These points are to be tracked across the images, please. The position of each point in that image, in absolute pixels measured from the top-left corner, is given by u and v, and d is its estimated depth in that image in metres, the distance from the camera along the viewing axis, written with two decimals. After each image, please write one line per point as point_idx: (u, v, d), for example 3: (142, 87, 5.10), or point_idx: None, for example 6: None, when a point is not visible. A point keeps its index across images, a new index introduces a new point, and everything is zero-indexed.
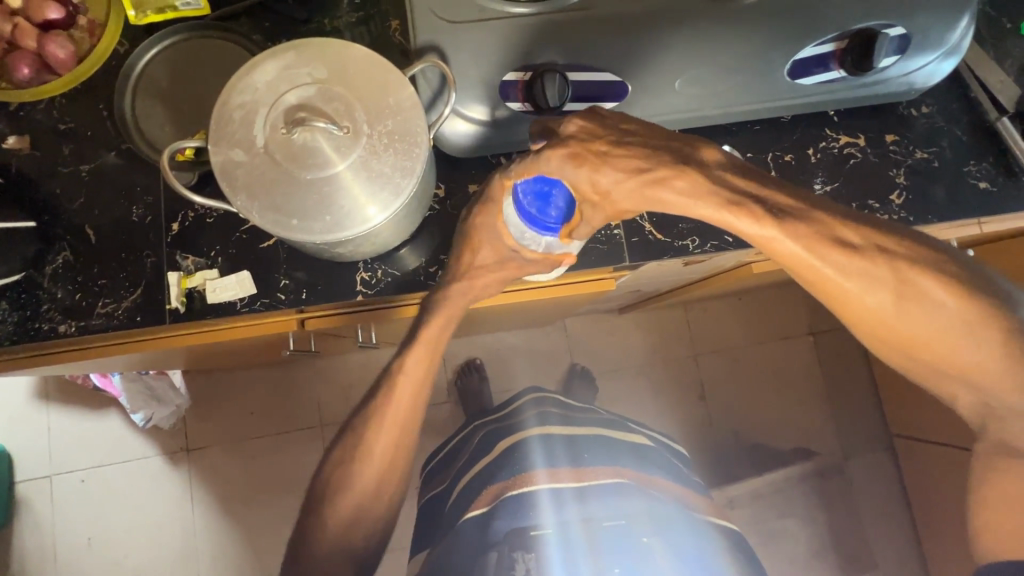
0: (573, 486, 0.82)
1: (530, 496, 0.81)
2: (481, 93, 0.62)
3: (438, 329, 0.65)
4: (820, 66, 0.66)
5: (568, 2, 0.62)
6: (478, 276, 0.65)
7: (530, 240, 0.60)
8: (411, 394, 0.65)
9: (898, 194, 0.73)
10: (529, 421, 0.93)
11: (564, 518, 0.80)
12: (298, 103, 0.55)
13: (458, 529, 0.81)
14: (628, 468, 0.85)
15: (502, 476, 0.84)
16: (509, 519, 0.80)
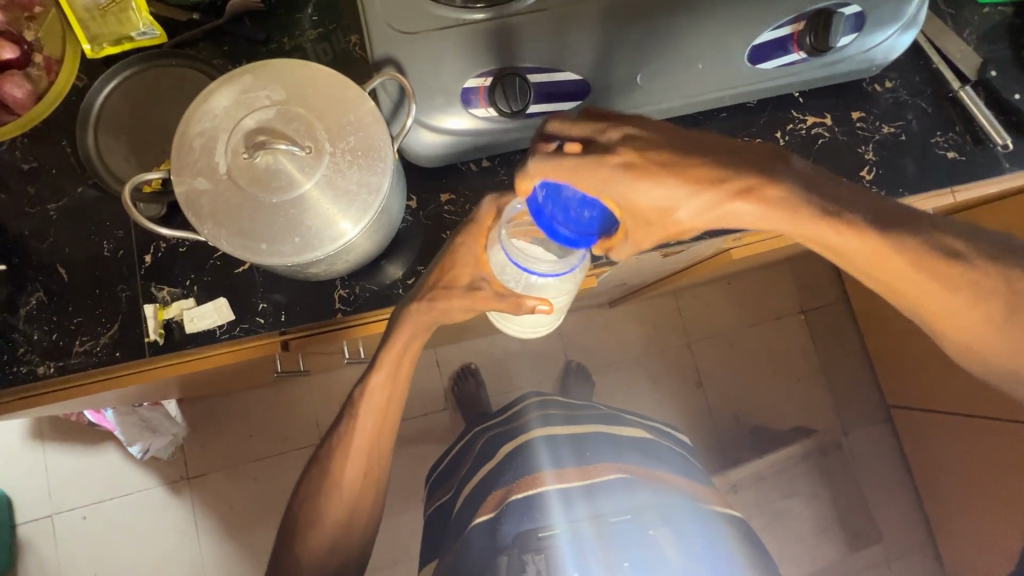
0: (579, 484, 0.82)
1: (541, 498, 0.81)
2: (443, 102, 0.62)
3: (406, 339, 0.65)
4: (779, 50, 0.67)
5: (523, 4, 0.62)
6: (442, 297, 0.63)
7: (509, 276, 0.59)
8: (382, 406, 0.68)
9: (868, 170, 0.73)
10: (532, 423, 0.92)
11: (572, 517, 0.80)
12: (258, 127, 0.54)
13: (465, 536, 0.81)
14: (628, 462, 0.85)
15: (507, 479, 0.84)
16: (517, 522, 0.79)
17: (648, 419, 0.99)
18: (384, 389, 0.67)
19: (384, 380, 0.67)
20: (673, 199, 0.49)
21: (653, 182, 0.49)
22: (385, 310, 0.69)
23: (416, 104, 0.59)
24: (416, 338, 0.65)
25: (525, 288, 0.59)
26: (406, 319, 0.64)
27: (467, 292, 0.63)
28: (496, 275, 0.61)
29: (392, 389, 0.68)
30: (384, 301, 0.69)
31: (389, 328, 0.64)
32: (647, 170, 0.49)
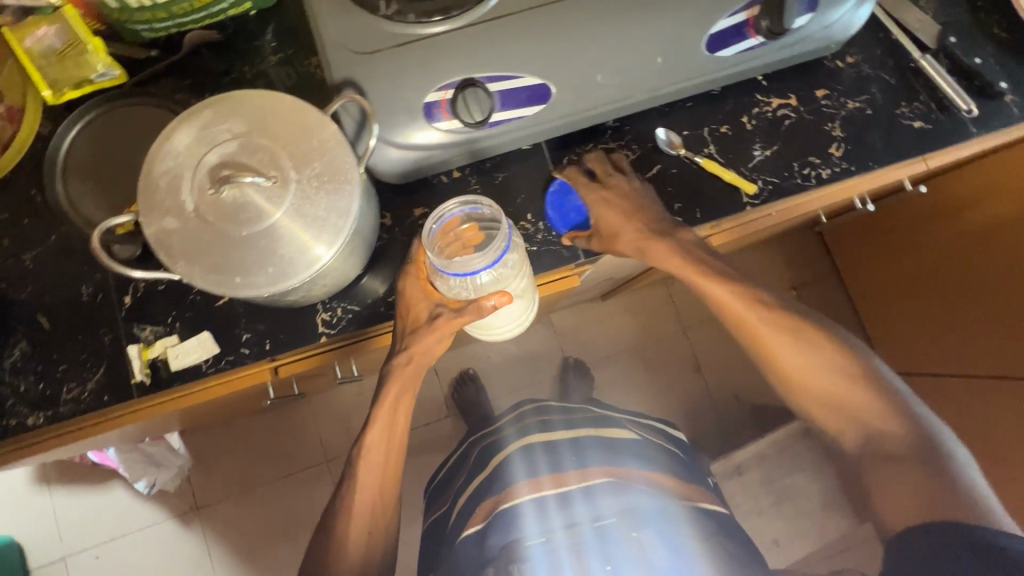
0: (552, 492, 0.84)
1: (516, 511, 0.83)
2: (406, 118, 0.61)
3: (399, 389, 0.70)
4: (737, 36, 0.66)
5: (477, 15, 0.62)
6: (414, 344, 0.67)
7: (459, 288, 0.62)
8: (382, 461, 0.73)
9: (837, 147, 0.74)
10: (510, 436, 0.94)
11: (547, 527, 0.81)
12: (221, 161, 0.55)
13: (456, 547, 0.84)
14: (596, 468, 0.85)
15: (494, 490, 0.86)
16: (502, 534, 0.81)
17: (632, 417, 0.99)
18: (379, 448, 0.73)
19: (386, 422, 0.72)
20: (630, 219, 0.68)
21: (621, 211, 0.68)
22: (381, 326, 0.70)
23: (377, 127, 0.59)
24: (407, 388, 0.70)
25: (479, 290, 0.62)
26: (396, 372, 0.69)
27: (431, 324, 0.66)
28: (448, 293, 0.64)
29: (392, 436, 0.73)
30: (368, 320, 0.70)
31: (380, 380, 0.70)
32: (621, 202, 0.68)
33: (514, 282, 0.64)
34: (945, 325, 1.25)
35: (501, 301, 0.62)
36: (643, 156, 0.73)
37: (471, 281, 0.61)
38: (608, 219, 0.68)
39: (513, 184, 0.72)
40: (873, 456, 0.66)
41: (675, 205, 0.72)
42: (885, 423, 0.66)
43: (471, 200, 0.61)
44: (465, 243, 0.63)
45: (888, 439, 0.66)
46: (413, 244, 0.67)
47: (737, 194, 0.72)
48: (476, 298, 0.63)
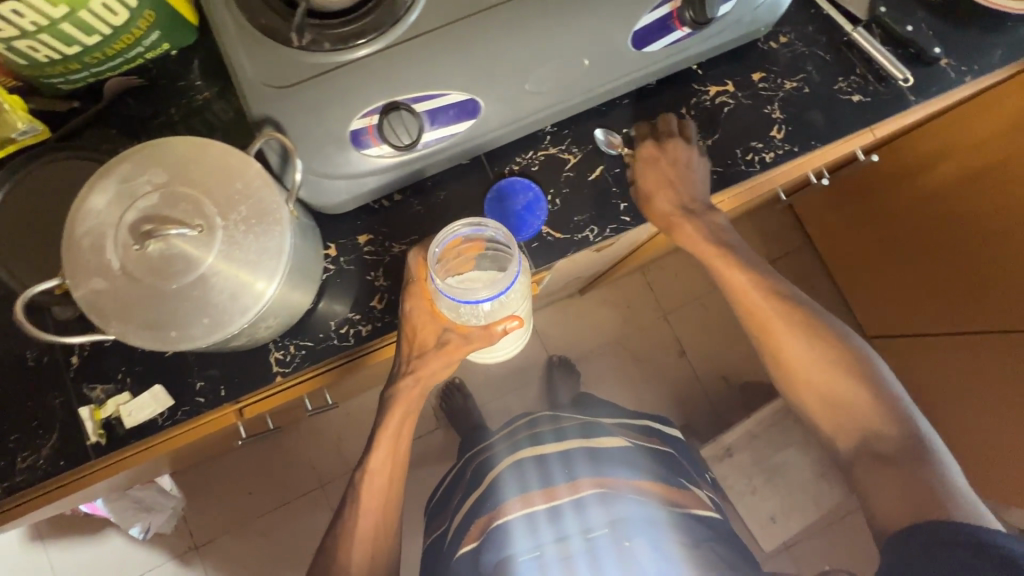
0: (542, 506, 0.84)
1: (508, 527, 0.83)
2: (333, 148, 0.61)
3: (398, 422, 0.71)
4: (663, 29, 0.65)
5: (395, 34, 0.60)
6: (421, 366, 0.68)
7: (468, 315, 0.63)
8: (383, 484, 0.72)
9: (778, 129, 0.73)
10: (500, 454, 0.95)
11: (537, 541, 0.82)
12: (143, 216, 0.53)
13: (453, 567, 0.84)
14: (584, 480, 0.84)
15: (487, 507, 0.86)
16: (495, 550, 0.81)
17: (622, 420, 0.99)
18: (385, 468, 0.72)
19: (392, 439, 0.72)
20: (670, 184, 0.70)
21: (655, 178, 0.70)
22: (378, 340, 0.71)
23: (300, 160, 0.58)
24: (411, 411, 0.71)
25: (489, 316, 0.63)
26: (399, 392, 0.70)
27: (439, 348, 0.67)
28: (455, 318, 0.64)
29: (394, 463, 0.73)
30: (323, 354, 0.69)
31: (385, 402, 0.70)
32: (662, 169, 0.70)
33: (520, 298, 0.65)
34: (929, 288, 1.23)
35: (510, 326, 0.65)
36: (584, 158, 0.73)
37: (487, 310, 0.61)
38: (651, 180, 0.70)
39: (455, 201, 0.72)
40: (866, 456, 0.67)
41: (621, 205, 0.72)
42: (882, 423, 0.67)
43: (476, 226, 0.61)
44: (466, 258, 0.64)
45: (882, 440, 0.67)
46: (410, 258, 0.67)
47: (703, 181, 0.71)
48: (485, 323, 0.64)
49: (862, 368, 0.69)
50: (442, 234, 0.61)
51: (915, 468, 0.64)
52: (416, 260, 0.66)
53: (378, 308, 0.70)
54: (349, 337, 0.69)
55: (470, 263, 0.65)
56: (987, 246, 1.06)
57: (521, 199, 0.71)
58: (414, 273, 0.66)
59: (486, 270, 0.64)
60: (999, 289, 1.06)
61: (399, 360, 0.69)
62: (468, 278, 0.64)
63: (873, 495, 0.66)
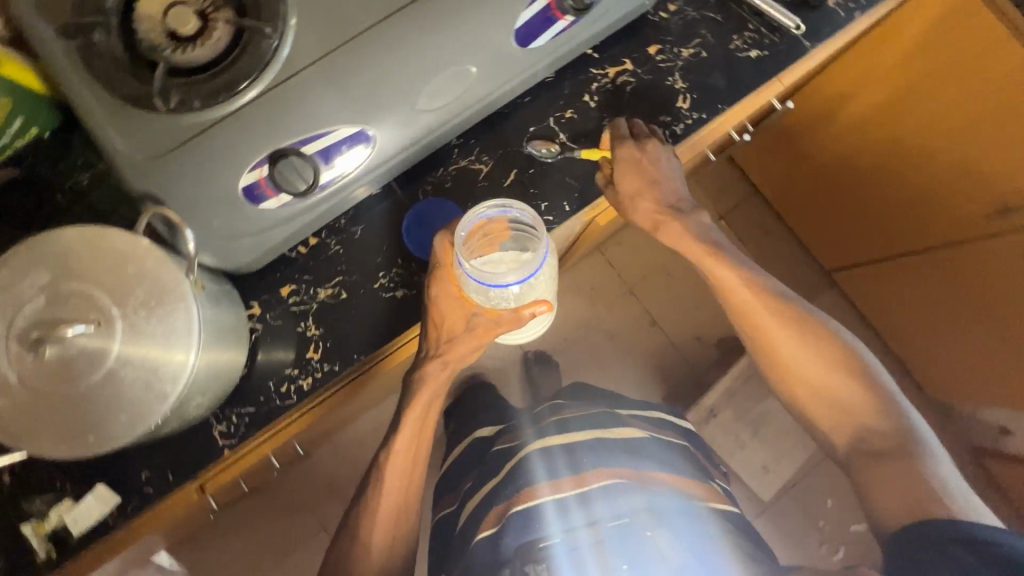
0: (574, 492, 0.73)
1: (536, 512, 0.72)
2: (228, 208, 0.59)
3: (423, 407, 0.70)
4: (545, 23, 0.64)
5: (266, 78, 0.57)
6: (451, 349, 0.67)
7: (497, 299, 0.62)
8: (407, 469, 0.71)
9: (683, 99, 0.73)
10: (528, 438, 0.84)
11: (570, 525, 0.71)
12: (33, 322, 0.50)
13: (471, 551, 0.73)
14: (616, 464, 0.75)
15: (504, 494, 0.75)
16: (517, 534, 0.70)
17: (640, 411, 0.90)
18: (410, 450, 0.71)
19: (406, 448, 0.70)
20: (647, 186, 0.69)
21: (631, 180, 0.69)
22: (401, 336, 0.69)
23: (190, 233, 0.55)
24: (437, 393, 0.70)
25: (519, 299, 0.63)
26: (426, 376, 0.69)
27: (468, 330, 0.67)
28: (485, 302, 0.63)
29: (417, 448, 0.72)
30: (268, 418, 0.66)
31: (413, 385, 0.69)
32: (637, 169, 0.68)
33: (546, 280, 0.65)
34: (884, 213, 1.19)
35: (539, 310, 0.64)
36: (497, 165, 0.71)
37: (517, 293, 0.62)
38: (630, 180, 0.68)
39: (375, 233, 0.70)
40: (861, 453, 0.69)
41: (542, 205, 0.71)
42: (875, 419, 0.69)
43: (504, 205, 0.60)
44: (493, 241, 0.64)
45: (878, 433, 0.68)
46: (436, 241, 0.64)
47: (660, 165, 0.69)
48: (514, 307, 0.64)
49: (855, 368, 0.71)
50: (470, 216, 0.60)
51: (910, 463, 0.65)
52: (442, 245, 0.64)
53: (315, 359, 0.67)
54: (290, 394, 0.67)
55: (495, 247, 0.64)
56: (934, 158, 1.02)
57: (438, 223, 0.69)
58: (441, 257, 0.63)
59: (509, 252, 0.63)
60: (958, 194, 1.03)
61: (427, 340, 0.68)
62: (491, 261, 0.63)
63: (873, 492, 0.66)
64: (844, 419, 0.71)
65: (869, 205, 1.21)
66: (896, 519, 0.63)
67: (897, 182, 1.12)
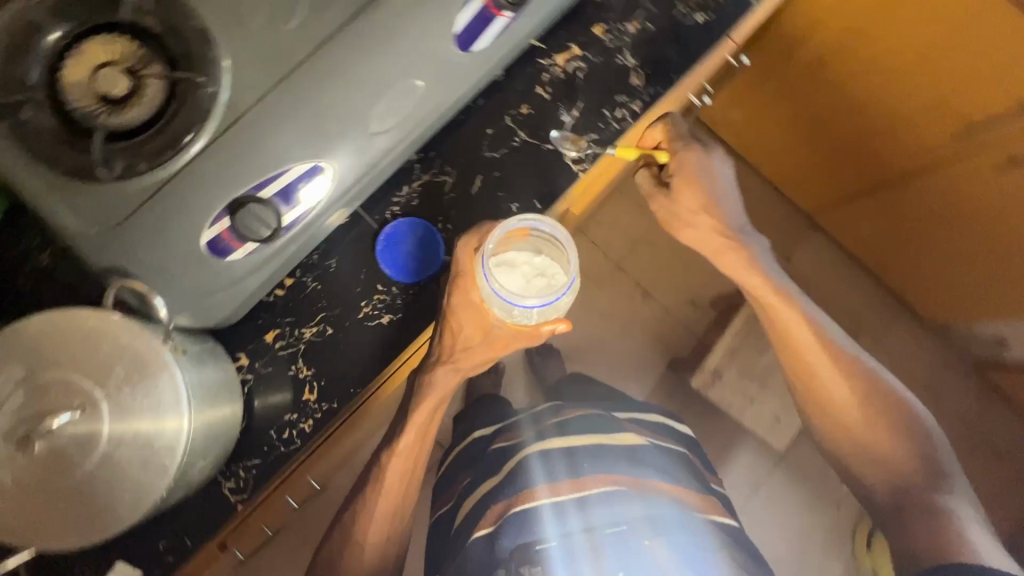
0: (573, 496, 0.72)
1: (534, 515, 0.70)
2: (195, 268, 0.57)
3: (427, 411, 0.71)
4: (485, 23, 0.62)
5: (210, 128, 0.55)
6: (464, 358, 0.67)
7: (519, 315, 0.60)
8: (406, 468, 0.72)
9: (637, 76, 0.72)
10: (528, 440, 0.82)
11: (566, 530, 0.69)
12: (18, 418, 0.49)
13: (465, 551, 0.72)
14: (621, 472, 0.73)
15: (503, 494, 0.74)
16: (514, 535, 0.68)
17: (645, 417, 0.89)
18: (412, 450, 0.72)
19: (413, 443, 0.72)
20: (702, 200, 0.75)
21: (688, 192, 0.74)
22: (405, 352, 0.69)
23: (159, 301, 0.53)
24: (441, 398, 0.70)
25: (542, 317, 0.60)
26: (435, 382, 0.68)
27: (485, 342, 0.66)
28: (505, 317, 0.61)
29: (419, 448, 0.73)
30: (277, 466, 0.66)
31: (421, 389, 0.69)
32: (689, 180, 0.74)
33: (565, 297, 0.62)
34: (852, 151, 1.18)
35: (557, 328, 0.62)
36: (461, 173, 0.70)
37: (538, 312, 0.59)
38: (684, 191, 0.74)
39: (350, 263, 0.68)
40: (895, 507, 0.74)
41: (513, 206, 0.70)
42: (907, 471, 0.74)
43: (536, 219, 0.60)
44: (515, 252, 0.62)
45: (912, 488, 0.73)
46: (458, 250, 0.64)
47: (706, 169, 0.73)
48: (535, 325, 0.61)
49: (897, 422, 0.76)
50: (504, 224, 0.60)
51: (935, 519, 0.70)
52: (466, 253, 0.63)
53: (312, 400, 0.66)
54: (294, 438, 0.66)
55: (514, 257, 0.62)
56: (894, 90, 1.01)
57: (412, 240, 0.68)
58: (464, 266, 0.63)
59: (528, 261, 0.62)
60: (924, 121, 1.02)
61: (438, 346, 0.67)
62: (511, 269, 0.61)
63: (906, 537, 0.70)
64: (884, 472, 0.75)
65: (836, 146, 1.20)
66: (923, 558, 0.67)
67: (861, 118, 1.11)
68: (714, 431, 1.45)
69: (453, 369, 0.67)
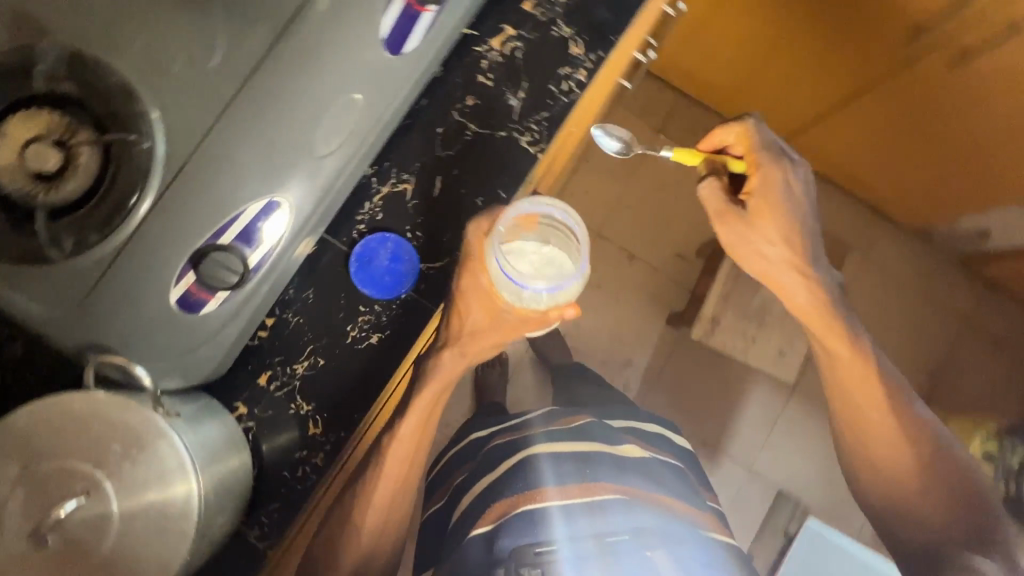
0: (582, 503, 0.70)
1: (540, 515, 0.69)
2: (170, 329, 0.56)
3: (432, 394, 0.67)
4: (410, 22, 0.61)
5: (153, 185, 0.53)
6: (471, 343, 0.66)
7: (528, 300, 0.60)
8: (410, 452, 0.68)
9: (576, 45, 0.70)
10: (537, 437, 0.80)
11: (574, 535, 0.68)
12: (23, 515, 0.48)
13: (463, 546, 0.71)
14: (639, 487, 0.73)
15: (509, 491, 0.72)
16: (517, 535, 0.67)
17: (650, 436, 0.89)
18: (415, 433, 0.67)
19: (409, 443, 0.67)
20: (773, 235, 0.77)
21: (765, 221, 0.76)
22: (405, 359, 0.68)
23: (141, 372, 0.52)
24: (444, 378, 0.67)
25: (552, 301, 0.60)
26: (441, 367, 0.67)
27: (495, 324, 0.66)
28: (513, 301, 0.61)
29: (421, 431, 0.68)
30: (297, 506, 0.65)
31: (426, 367, 0.66)
32: (763, 207, 0.75)
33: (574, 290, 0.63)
34: (804, 78, 1.17)
35: (567, 313, 0.63)
36: (420, 178, 0.69)
37: (546, 296, 0.59)
38: (760, 211, 0.75)
39: (327, 290, 0.67)
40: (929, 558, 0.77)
41: (478, 201, 0.69)
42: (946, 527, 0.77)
43: (547, 204, 0.61)
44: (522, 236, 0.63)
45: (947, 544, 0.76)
46: (467, 236, 0.64)
47: (786, 191, 0.75)
48: (544, 310, 0.61)
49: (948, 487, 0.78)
50: (514, 208, 0.61)
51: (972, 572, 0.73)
52: (475, 237, 0.63)
53: (318, 434, 0.66)
54: (309, 475, 0.66)
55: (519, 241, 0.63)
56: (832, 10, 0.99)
57: (383, 254, 0.67)
58: (473, 249, 0.63)
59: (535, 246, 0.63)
60: (869, 36, 0.99)
61: (442, 334, 0.67)
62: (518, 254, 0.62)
63: None
64: (922, 528, 0.79)
65: (788, 76, 1.18)
66: None
67: (808, 45, 1.08)
68: (723, 376, 1.47)
69: (458, 352, 0.66)
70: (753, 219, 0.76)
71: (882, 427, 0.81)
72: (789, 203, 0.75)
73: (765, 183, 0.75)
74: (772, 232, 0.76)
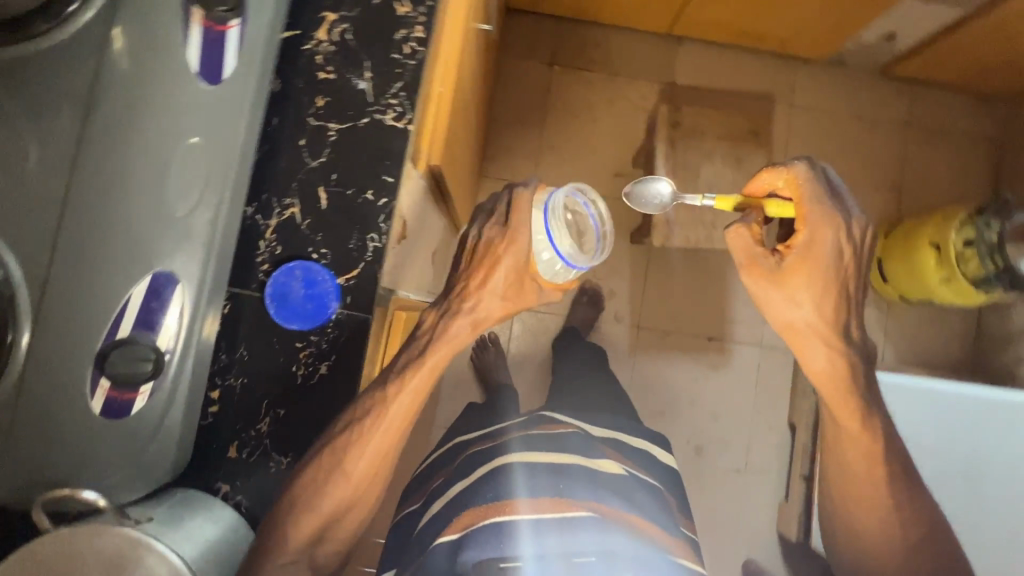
0: (554, 519, 0.60)
1: (507, 530, 0.59)
2: (108, 444, 0.53)
3: (440, 357, 0.61)
4: (219, 45, 0.57)
5: (24, 309, 0.51)
6: (481, 296, 0.62)
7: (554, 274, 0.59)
8: (411, 409, 0.60)
9: (401, 4, 0.66)
10: (513, 445, 0.72)
11: (542, 553, 0.58)
12: None
13: (428, 553, 0.63)
14: (613, 506, 0.64)
15: (482, 499, 0.63)
16: (480, 550, 0.57)
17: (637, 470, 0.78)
18: (419, 392, 0.61)
19: (404, 412, 0.60)
20: (810, 300, 0.62)
21: (801, 284, 0.62)
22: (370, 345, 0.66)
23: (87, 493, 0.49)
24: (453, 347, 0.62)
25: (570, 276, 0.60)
26: (450, 330, 0.62)
27: (519, 287, 0.61)
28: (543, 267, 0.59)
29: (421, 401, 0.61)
30: None
31: (443, 318, 0.62)
32: (808, 266, 0.62)
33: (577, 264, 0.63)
34: None
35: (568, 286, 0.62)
36: (303, 198, 0.66)
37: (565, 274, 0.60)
38: (799, 273, 0.62)
39: (258, 342, 0.64)
40: None
41: (368, 196, 0.66)
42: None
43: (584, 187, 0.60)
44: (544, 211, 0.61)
45: None
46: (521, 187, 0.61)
47: (834, 254, 0.61)
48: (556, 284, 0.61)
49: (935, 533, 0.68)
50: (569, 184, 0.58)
51: None
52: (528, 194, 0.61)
53: None
54: None
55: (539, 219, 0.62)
56: None
57: (296, 285, 0.65)
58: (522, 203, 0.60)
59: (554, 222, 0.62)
60: None
61: (461, 282, 0.62)
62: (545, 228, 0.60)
63: None
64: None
65: None
66: None
67: None
68: (702, 271, 1.46)
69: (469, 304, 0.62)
70: (783, 274, 0.63)
71: (869, 491, 0.68)
72: (832, 268, 0.62)
73: (811, 241, 0.62)
74: (802, 294, 0.62)
